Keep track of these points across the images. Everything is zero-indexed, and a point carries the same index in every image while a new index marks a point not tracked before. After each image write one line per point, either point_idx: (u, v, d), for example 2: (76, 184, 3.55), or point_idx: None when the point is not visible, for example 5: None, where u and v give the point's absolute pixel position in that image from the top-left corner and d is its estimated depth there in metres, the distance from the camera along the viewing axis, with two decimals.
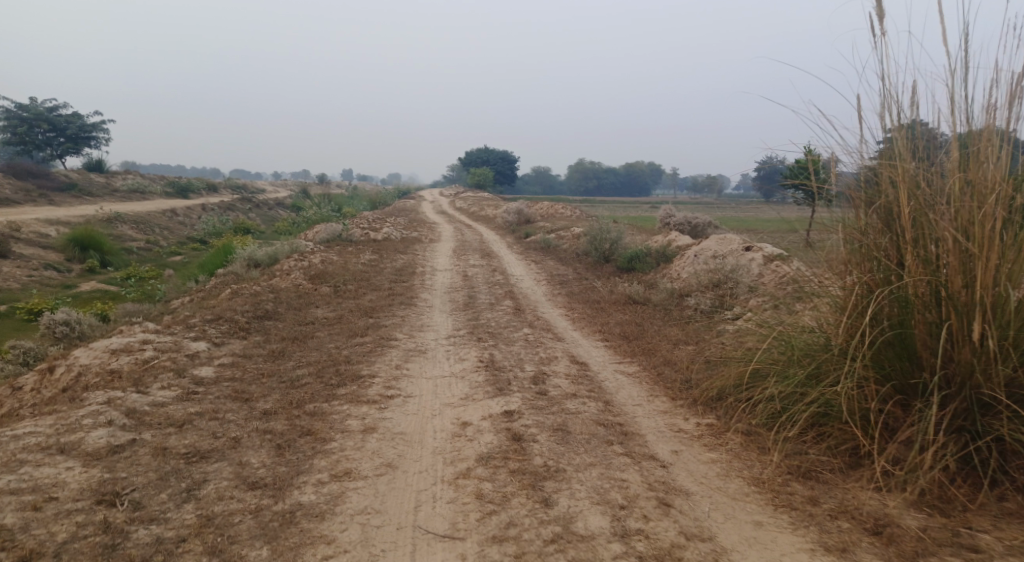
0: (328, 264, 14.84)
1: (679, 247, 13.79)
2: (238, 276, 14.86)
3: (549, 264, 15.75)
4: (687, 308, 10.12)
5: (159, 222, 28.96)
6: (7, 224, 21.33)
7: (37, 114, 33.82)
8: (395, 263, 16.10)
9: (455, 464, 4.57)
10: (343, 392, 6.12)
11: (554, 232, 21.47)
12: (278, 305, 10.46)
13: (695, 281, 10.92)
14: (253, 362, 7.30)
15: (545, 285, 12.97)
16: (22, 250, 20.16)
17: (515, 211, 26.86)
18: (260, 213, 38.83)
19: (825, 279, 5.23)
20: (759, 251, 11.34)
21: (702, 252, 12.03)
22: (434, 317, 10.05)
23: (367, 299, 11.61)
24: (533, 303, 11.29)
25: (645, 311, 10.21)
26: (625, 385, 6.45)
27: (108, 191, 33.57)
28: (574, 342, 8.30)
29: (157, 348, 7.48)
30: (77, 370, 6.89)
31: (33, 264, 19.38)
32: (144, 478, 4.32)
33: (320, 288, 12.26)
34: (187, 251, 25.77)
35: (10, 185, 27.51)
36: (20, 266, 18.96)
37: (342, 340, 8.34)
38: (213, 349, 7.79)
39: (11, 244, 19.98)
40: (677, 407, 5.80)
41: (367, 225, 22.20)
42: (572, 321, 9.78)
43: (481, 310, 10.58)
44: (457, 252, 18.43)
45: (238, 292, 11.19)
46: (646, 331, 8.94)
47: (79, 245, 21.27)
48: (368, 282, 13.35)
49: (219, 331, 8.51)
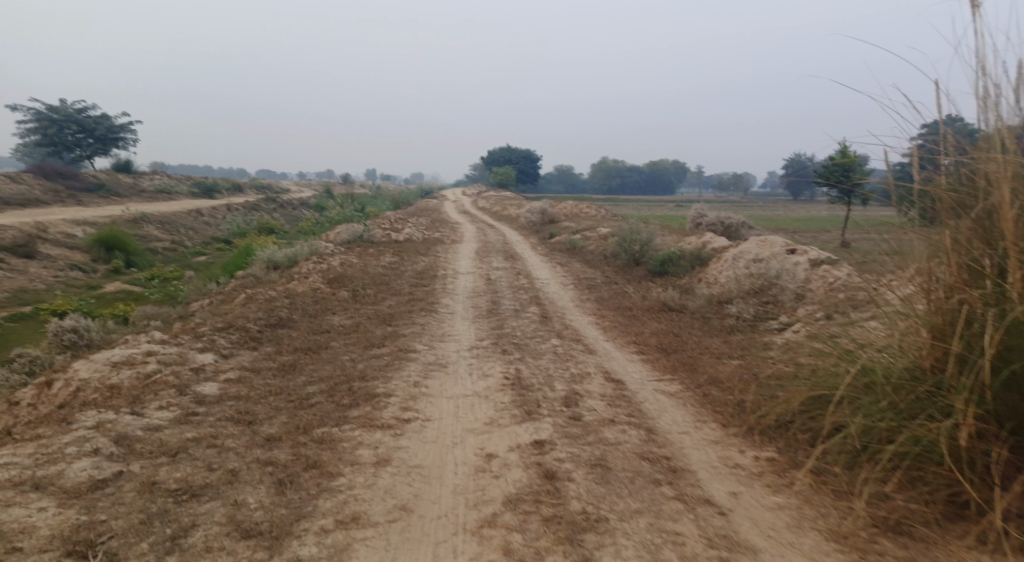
0: (348, 267, 14.35)
1: (715, 249, 13.00)
2: (257, 279, 14.46)
3: (576, 267, 15.10)
4: (727, 317, 9.37)
5: (184, 222, 28.90)
6: (34, 224, 21.29)
7: (67, 116, 34.07)
8: (416, 265, 15.58)
9: (479, 508, 3.97)
10: (355, 415, 5.55)
11: (580, 233, 20.77)
12: (292, 312, 9.97)
13: (734, 287, 10.16)
14: (261, 377, 6.77)
15: (573, 290, 12.32)
16: (49, 250, 20.09)
17: (538, 210, 26.22)
18: (284, 213, 38.75)
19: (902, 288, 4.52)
20: (804, 255, 10.52)
21: (741, 255, 11.24)
22: (456, 325, 9.46)
23: (386, 305, 11.08)
24: (561, 310, 10.63)
25: (681, 320, 9.49)
26: (670, 409, 5.77)
27: (136, 191, 33.70)
28: (607, 356, 7.63)
29: (161, 361, 6.99)
30: (76, 385, 6.42)
31: (59, 265, 19.31)
32: (125, 522, 3.77)
33: (338, 293, 11.77)
34: (212, 252, 25.63)
35: (40, 186, 27.67)
36: (47, 266, 18.87)
37: (357, 352, 7.78)
38: (220, 361, 7.28)
39: (38, 245, 19.92)
40: (729, 436, 5.11)
41: (389, 226, 21.74)
42: (603, 331, 9.10)
43: (505, 318, 9.95)
44: (480, 254, 17.86)
45: (252, 297, 10.73)
46: (685, 343, 8.24)
47: (104, 246, 21.16)
48: (388, 286, 12.82)
49: (229, 342, 8.02)
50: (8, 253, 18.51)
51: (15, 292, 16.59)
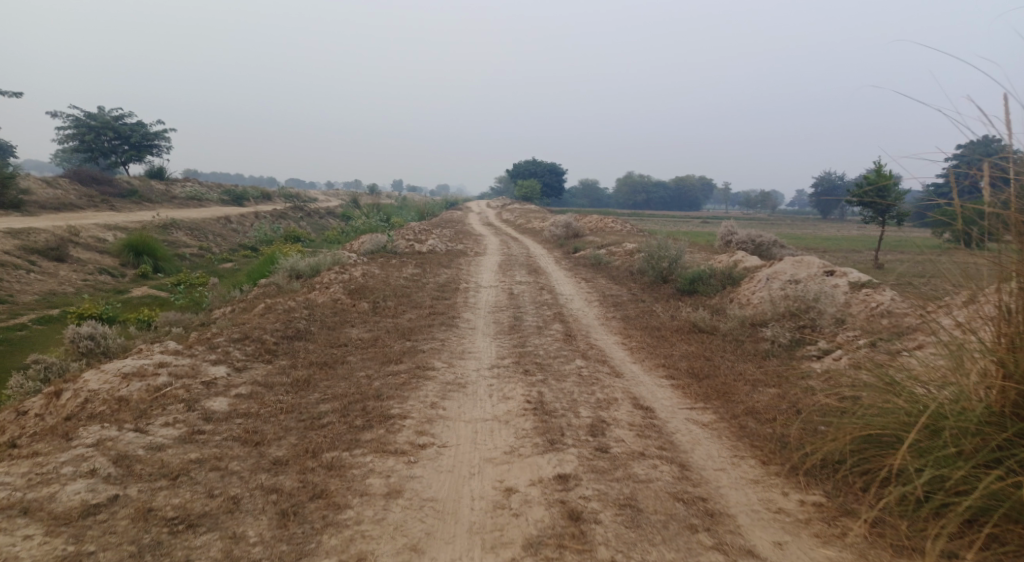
0: (370, 279, 14.13)
1: (747, 268, 12.51)
2: (279, 288, 14.34)
3: (601, 283, 14.72)
4: (761, 341, 8.90)
5: (212, 228, 29.16)
6: (67, 228, 21.57)
7: (104, 123, 34.78)
8: (438, 278, 15.34)
9: (497, 552, 3.63)
10: (367, 438, 5.23)
11: (605, 247, 20.39)
12: (309, 324, 9.74)
13: (768, 309, 9.68)
14: (272, 393, 6.51)
15: (598, 307, 11.94)
16: (80, 254, 20.31)
17: (563, 224, 25.87)
18: (310, 222, 38.99)
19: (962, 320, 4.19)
20: (842, 277, 10.02)
21: (776, 276, 10.74)
22: (477, 341, 9.15)
23: (406, 318, 10.80)
24: (585, 328, 10.24)
25: (712, 342, 9.05)
26: (706, 443, 5.35)
27: (167, 197, 34.18)
28: (635, 380, 7.23)
29: (172, 373, 6.78)
30: (84, 396, 6.23)
31: (89, 269, 19.46)
32: (114, 555, 3.50)
33: (358, 304, 11.55)
34: (238, 258, 25.76)
35: (75, 191, 28.15)
36: (76, 270, 19.04)
37: (374, 368, 7.48)
38: (233, 375, 7.04)
39: (70, 248, 20.15)
40: (771, 476, 4.68)
41: (413, 237, 21.58)
42: (630, 352, 8.69)
43: (528, 335, 9.61)
44: (504, 267, 17.57)
45: (271, 306, 10.55)
46: (717, 368, 7.79)
47: (133, 251, 21.31)
48: (409, 299, 12.56)
49: (243, 354, 7.79)
50: (40, 256, 18.71)
51: (44, 295, 16.69)
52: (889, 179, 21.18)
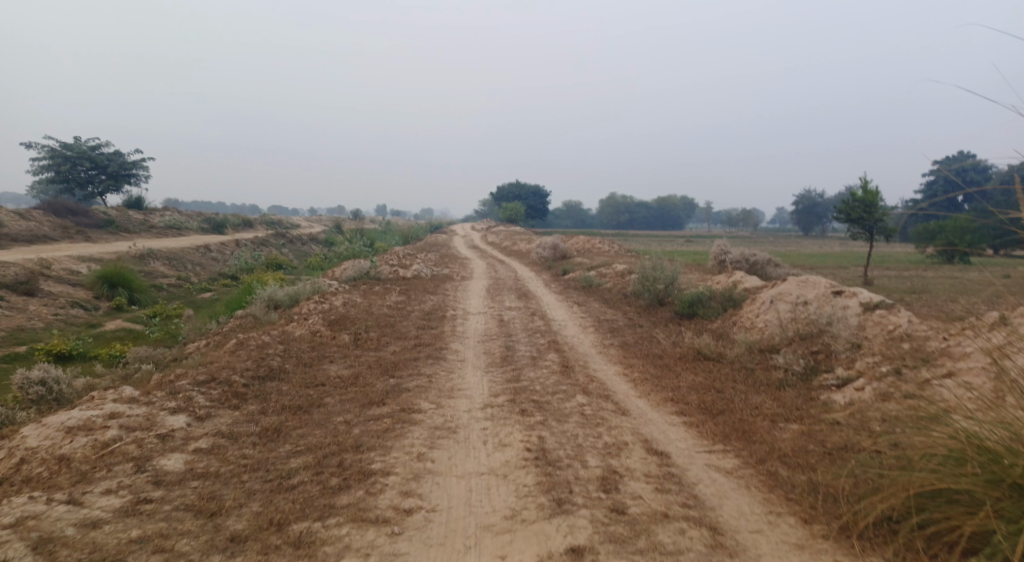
0: (351, 308, 13.38)
1: (747, 289, 11.96)
2: (256, 319, 13.53)
3: (595, 307, 14.11)
4: (773, 369, 8.29)
5: (191, 257, 28.23)
6: (38, 260, 20.60)
7: (80, 153, 33.82)
8: (424, 305, 14.61)
9: None
10: (342, 503, 4.49)
11: (595, 269, 19.82)
12: (284, 361, 8.95)
13: (777, 333, 9.09)
14: (237, 446, 5.73)
15: (593, 334, 11.29)
16: (51, 287, 19.31)
17: (550, 245, 25.30)
18: (293, 248, 38.12)
19: (996, 325, 4.61)
20: (853, 297, 9.47)
21: (781, 297, 10.17)
22: (467, 375, 8.45)
23: (390, 351, 10.05)
24: (582, 357, 9.56)
25: (721, 371, 8.43)
26: (734, 498, 4.68)
27: (146, 226, 33.21)
28: (643, 418, 6.54)
29: (124, 426, 5.98)
30: (19, 456, 5.41)
31: (60, 302, 18.46)
32: None
33: (339, 337, 10.80)
34: (217, 288, 24.83)
35: (49, 222, 27.12)
36: (46, 304, 18.02)
37: (353, 412, 6.72)
38: (194, 425, 6.26)
39: (40, 281, 19.14)
40: (816, 540, 4.04)
41: (397, 262, 20.84)
42: (634, 385, 8.02)
43: (522, 366, 8.92)
44: (492, 292, 16.91)
45: (244, 341, 9.74)
46: (731, 402, 7.14)
47: (107, 282, 20.34)
48: (393, 329, 11.82)
49: (208, 399, 7.00)
50: (8, 290, 17.69)
51: (11, 330, 15.70)
52: (875, 195, 20.99)
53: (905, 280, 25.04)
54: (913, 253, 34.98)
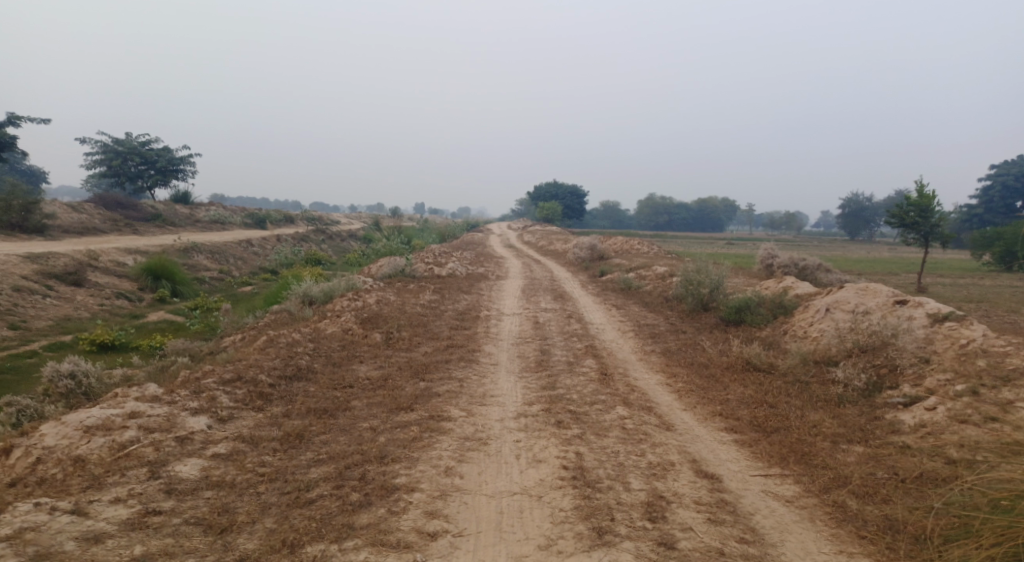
0: (384, 306, 13.11)
1: (799, 295, 11.26)
2: (290, 315, 13.38)
3: (634, 310, 13.56)
4: (830, 385, 7.65)
5: (234, 252, 28.57)
6: (87, 252, 20.99)
7: (131, 149, 34.57)
8: (458, 304, 14.28)
9: None
10: (361, 523, 4.16)
11: (634, 270, 19.21)
12: (312, 360, 8.69)
13: (834, 344, 8.42)
14: (256, 452, 5.45)
15: (633, 339, 10.76)
16: (98, 277, 19.63)
17: (588, 246, 24.75)
18: (331, 244, 38.38)
19: None
20: (918, 306, 8.71)
21: (838, 305, 9.50)
22: (500, 380, 8.04)
23: (422, 352, 9.72)
24: (622, 364, 9.05)
25: (773, 384, 7.83)
26: (798, 535, 4.16)
27: (191, 221, 33.81)
28: (690, 435, 6.02)
29: (143, 426, 5.76)
30: (35, 456, 5.22)
31: (106, 293, 18.72)
32: None
33: (370, 336, 10.52)
34: (257, 282, 25.02)
35: (99, 214, 27.76)
36: (93, 294, 18.30)
37: (380, 417, 6.38)
38: (214, 427, 6.01)
39: (88, 272, 19.48)
40: None
41: (433, 260, 20.59)
42: (678, 396, 7.48)
43: (558, 372, 8.47)
44: (528, 292, 16.49)
45: (274, 337, 9.53)
46: (786, 419, 6.56)
47: (151, 274, 20.61)
48: (426, 328, 11.50)
49: (231, 399, 6.75)
50: (57, 280, 17.98)
51: (58, 319, 15.92)
52: (931, 199, 19.75)
53: (961, 288, 23.73)
54: (968, 261, 33.30)
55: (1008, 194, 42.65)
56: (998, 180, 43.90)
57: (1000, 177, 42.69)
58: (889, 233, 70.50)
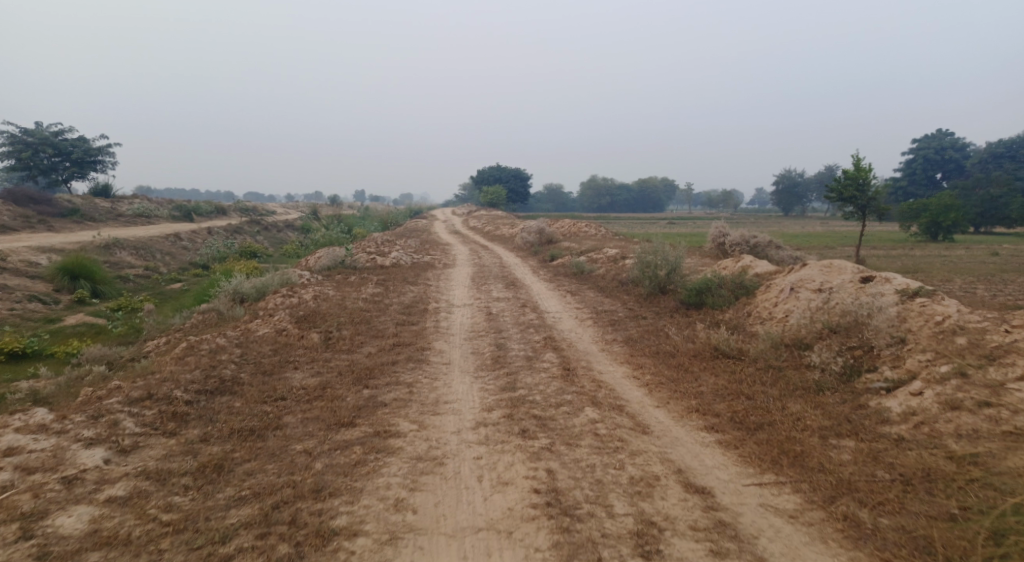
0: (323, 302, 12.04)
1: (759, 275, 10.86)
2: (220, 316, 12.17)
3: (590, 296, 13.00)
4: (806, 370, 7.21)
5: (161, 246, 26.52)
6: None
7: (42, 139, 31.58)
8: (404, 297, 13.36)
9: None
10: None
11: (585, 253, 18.67)
12: (238, 370, 7.64)
13: (803, 325, 7.99)
14: (164, 492, 4.51)
15: (594, 327, 10.14)
16: (6, 278, 17.60)
17: (536, 230, 24.09)
18: (267, 236, 36.41)
19: None
20: (886, 282, 8.38)
21: (802, 284, 9.12)
22: (454, 382, 7.24)
23: (365, 353, 8.81)
24: (585, 357, 8.39)
25: (746, 372, 7.34)
26: None
27: (113, 215, 31.27)
28: (670, 438, 5.42)
29: (19, 466, 4.70)
30: None
31: (16, 295, 16.78)
32: None
33: (308, 336, 9.51)
34: (188, 278, 23.26)
35: (9, 211, 25.15)
36: (1, 297, 16.33)
37: (316, 437, 5.50)
38: (113, 461, 4.99)
39: None
40: None
41: (375, 249, 19.47)
42: (649, 391, 6.87)
43: (517, 369, 7.75)
44: (478, 280, 15.67)
45: (195, 344, 8.39)
46: (768, 412, 6.03)
47: (68, 274, 18.69)
48: (369, 325, 10.56)
49: (137, 424, 5.70)
50: None
51: None
52: (867, 173, 19.94)
53: (896, 260, 24.28)
54: (897, 234, 34.42)
55: (929, 167, 44.57)
56: (920, 155, 45.67)
57: (922, 152, 44.51)
58: (820, 209, 73.29)
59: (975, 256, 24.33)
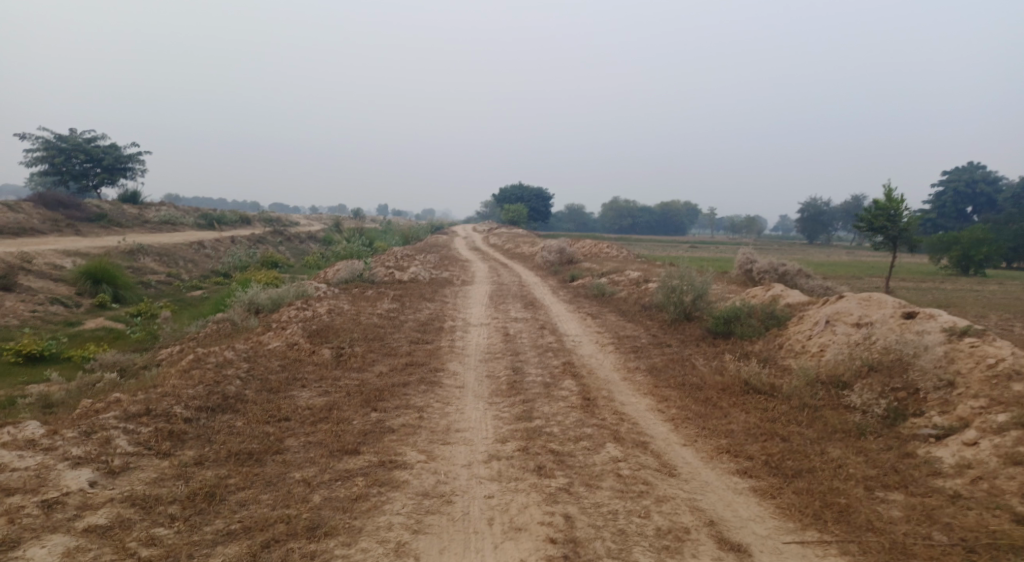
0: (337, 317, 11.74)
1: (790, 305, 10.36)
2: (234, 326, 11.94)
3: (611, 319, 12.57)
4: (845, 411, 6.69)
5: (184, 254, 26.60)
6: (20, 254, 18.90)
7: (76, 145, 32.05)
8: (420, 314, 13.03)
9: None
10: None
11: (606, 275, 18.24)
12: (244, 386, 7.32)
13: (841, 361, 7.47)
14: (148, 522, 4.17)
15: (615, 353, 9.70)
16: (31, 280, 17.60)
17: (556, 249, 23.71)
18: (289, 247, 36.48)
19: None
20: (931, 318, 7.83)
21: (839, 318, 8.61)
22: (467, 408, 6.84)
23: (375, 373, 8.45)
24: (606, 386, 7.95)
25: (780, 410, 6.84)
26: None
27: (140, 221, 31.54)
28: (699, 482, 4.96)
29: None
30: None
31: (39, 298, 16.68)
32: None
33: (319, 352, 9.20)
34: (208, 286, 23.22)
35: (39, 214, 25.42)
36: (25, 299, 16.25)
37: (317, 465, 5.13)
38: (99, 484, 4.67)
39: (19, 275, 17.45)
40: None
41: (393, 264, 19.21)
42: (674, 427, 6.41)
43: (534, 396, 7.33)
44: (496, 299, 15.30)
45: (203, 356, 8.10)
46: (806, 457, 5.54)
47: (91, 278, 18.67)
48: (382, 343, 10.22)
49: (130, 443, 5.39)
50: None
51: None
52: (899, 203, 19.33)
53: (926, 293, 23.47)
54: (925, 266, 33.48)
55: (959, 199, 43.56)
56: (950, 186, 44.65)
57: (952, 184, 43.53)
58: (845, 238, 72.12)
59: (1009, 292, 23.47)
